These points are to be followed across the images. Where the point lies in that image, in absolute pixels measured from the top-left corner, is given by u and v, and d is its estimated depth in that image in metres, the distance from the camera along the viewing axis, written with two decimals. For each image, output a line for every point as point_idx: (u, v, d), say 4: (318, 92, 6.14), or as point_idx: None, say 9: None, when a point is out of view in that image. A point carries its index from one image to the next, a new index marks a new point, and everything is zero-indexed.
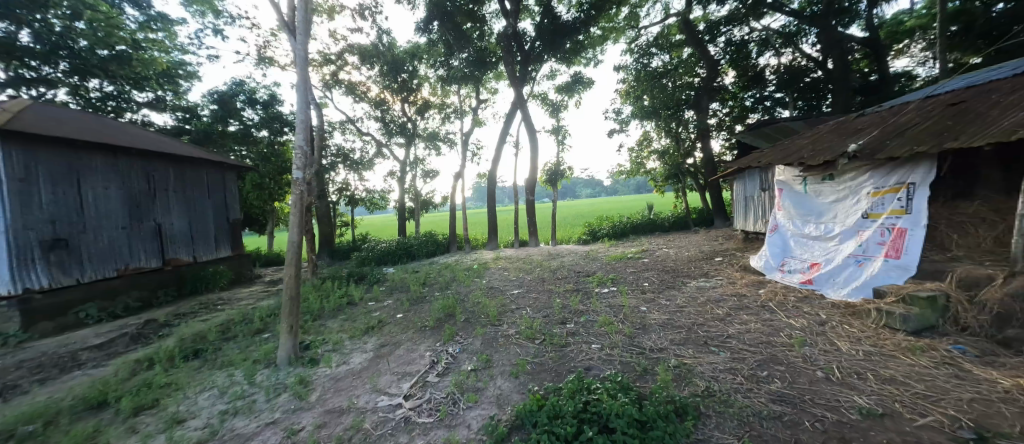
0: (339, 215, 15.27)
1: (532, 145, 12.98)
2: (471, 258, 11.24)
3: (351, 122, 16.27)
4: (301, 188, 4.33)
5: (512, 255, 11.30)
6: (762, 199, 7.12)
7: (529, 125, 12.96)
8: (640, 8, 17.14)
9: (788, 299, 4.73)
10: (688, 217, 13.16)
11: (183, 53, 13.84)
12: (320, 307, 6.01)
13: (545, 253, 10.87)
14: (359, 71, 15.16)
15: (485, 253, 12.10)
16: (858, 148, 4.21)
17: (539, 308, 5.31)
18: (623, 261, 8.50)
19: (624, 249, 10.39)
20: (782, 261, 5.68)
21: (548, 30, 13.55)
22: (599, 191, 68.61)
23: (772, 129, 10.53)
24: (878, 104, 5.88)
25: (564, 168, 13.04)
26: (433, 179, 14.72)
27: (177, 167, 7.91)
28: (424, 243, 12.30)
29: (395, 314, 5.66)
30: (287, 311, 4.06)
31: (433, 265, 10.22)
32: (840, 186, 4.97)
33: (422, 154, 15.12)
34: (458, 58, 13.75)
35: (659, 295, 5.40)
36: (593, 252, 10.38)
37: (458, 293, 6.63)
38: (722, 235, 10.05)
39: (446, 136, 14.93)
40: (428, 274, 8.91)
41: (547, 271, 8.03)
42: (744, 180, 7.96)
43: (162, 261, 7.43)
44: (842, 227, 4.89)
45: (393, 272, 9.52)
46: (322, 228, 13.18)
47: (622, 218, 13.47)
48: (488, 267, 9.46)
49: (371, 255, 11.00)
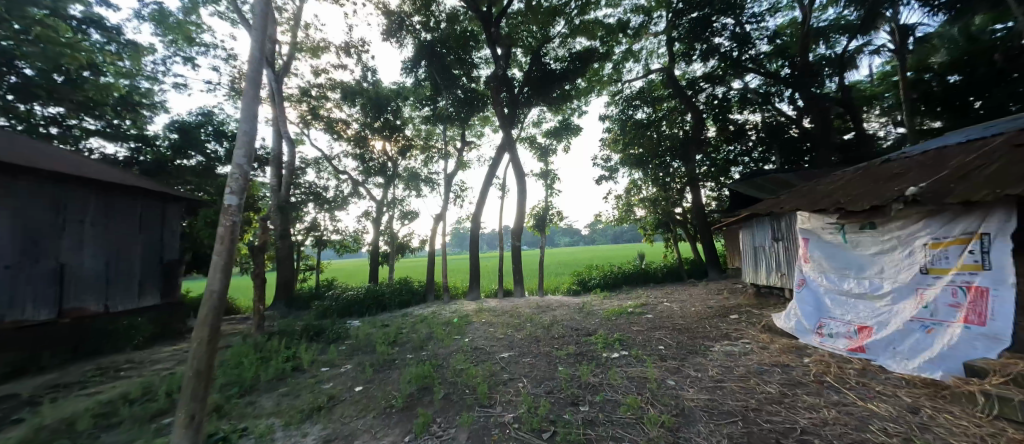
0: (303, 258, 13.78)
1: (520, 189, 12.35)
2: (451, 309, 9.97)
3: (326, 159, 15.37)
4: (235, 218, 3.24)
5: (496, 307, 10.11)
6: (778, 250, 6.48)
7: (517, 167, 12.43)
8: (623, 64, 17.82)
9: (847, 372, 3.86)
10: (682, 267, 12.50)
11: (148, 81, 12.95)
12: (255, 376, 4.66)
13: (533, 305, 9.78)
14: (339, 108, 14.57)
15: (466, 304, 10.84)
16: (918, 190, 3.61)
17: (539, 380, 4.20)
18: (625, 317, 7.53)
19: (619, 301, 9.47)
20: (819, 323, 4.88)
21: (536, 77, 13.56)
22: (579, 239, 68.68)
23: (765, 180, 10.38)
24: (899, 151, 5.50)
25: (552, 213, 12.37)
26: (411, 221, 13.69)
27: (103, 195, 6.65)
28: (397, 291, 10.98)
29: (353, 387, 4.39)
30: (187, 394, 2.82)
31: (406, 318, 8.89)
32: (885, 235, 4.34)
33: (401, 194, 14.21)
34: (444, 99, 13.44)
35: (684, 363, 4.44)
36: (587, 305, 9.38)
37: (435, 357, 5.41)
38: (724, 288, 9.33)
39: (428, 177, 14.16)
40: (400, 329, 7.60)
41: (540, 327, 6.94)
42: (752, 229, 7.38)
43: (57, 312, 5.93)
44: (893, 284, 4.19)
45: (359, 325, 8.14)
46: (282, 271, 11.69)
47: (613, 267, 12.68)
48: (470, 321, 8.25)
49: (334, 304, 9.58)
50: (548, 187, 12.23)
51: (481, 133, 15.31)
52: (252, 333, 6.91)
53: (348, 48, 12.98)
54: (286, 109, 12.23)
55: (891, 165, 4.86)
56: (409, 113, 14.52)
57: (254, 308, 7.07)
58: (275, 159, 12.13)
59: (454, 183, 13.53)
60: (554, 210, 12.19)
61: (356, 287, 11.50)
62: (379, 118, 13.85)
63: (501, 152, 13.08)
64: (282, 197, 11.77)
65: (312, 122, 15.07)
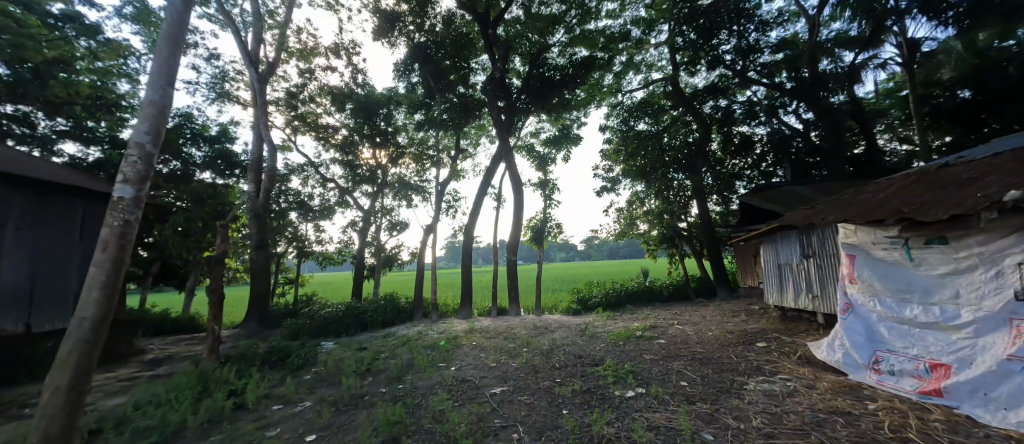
0: (283, 270, 12.81)
1: (516, 199, 11.58)
2: (438, 330, 8.99)
3: (313, 166, 14.55)
4: (127, 208, 3.39)
5: (488, 327, 9.16)
6: (813, 269, 5.68)
7: (514, 177, 11.68)
8: (623, 74, 17.37)
9: (934, 427, 3.00)
10: (688, 285, 11.69)
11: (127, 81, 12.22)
12: (181, 419, 3.72)
13: (530, 326, 8.84)
14: (327, 112, 13.81)
15: (456, 323, 9.88)
16: (1019, 194, 2.85)
17: (538, 430, 3.31)
18: (633, 341, 6.66)
19: (625, 323, 8.58)
20: (875, 357, 4.06)
21: (535, 82, 12.91)
22: (575, 255, 67.76)
23: (778, 192, 9.72)
24: (955, 157, 4.78)
25: (550, 226, 11.55)
26: (400, 232, 12.81)
27: (36, 196, 6.03)
28: (381, 308, 9.98)
29: (303, 436, 3.47)
30: None
31: (388, 340, 7.93)
32: (960, 252, 3.53)
33: (390, 203, 13.33)
34: (438, 104, 12.78)
35: (717, 408, 3.58)
36: (590, 326, 8.49)
37: (411, 393, 4.48)
38: (740, 310, 8.51)
39: (419, 187, 13.33)
40: (377, 354, 6.64)
41: (538, 354, 6.02)
42: (777, 245, 6.59)
43: None
44: (975, 314, 3.36)
45: (332, 349, 7.16)
46: (255, 285, 10.71)
47: (615, 284, 11.83)
48: (459, 344, 7.31)
49: (308, 323, 8.59)
50: (546, 198, 11.47)
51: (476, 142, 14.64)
52: (204, 358, 5.95)
53: (338, 49, 12.33)
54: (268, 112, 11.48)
55: (953, 171, 4.13)
56: (401, 119, 13.81)
57: (208, 330, 6.08)
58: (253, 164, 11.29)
59: (446, 192, 12.70)
60: (552, 222, 11.39)
61: (335, 303, 10.51)
62: (368, 123, 13.10)
63: (496, 161, 12.33)
64: (259, 205, 10.93)
65: (299, 127, 14.33)
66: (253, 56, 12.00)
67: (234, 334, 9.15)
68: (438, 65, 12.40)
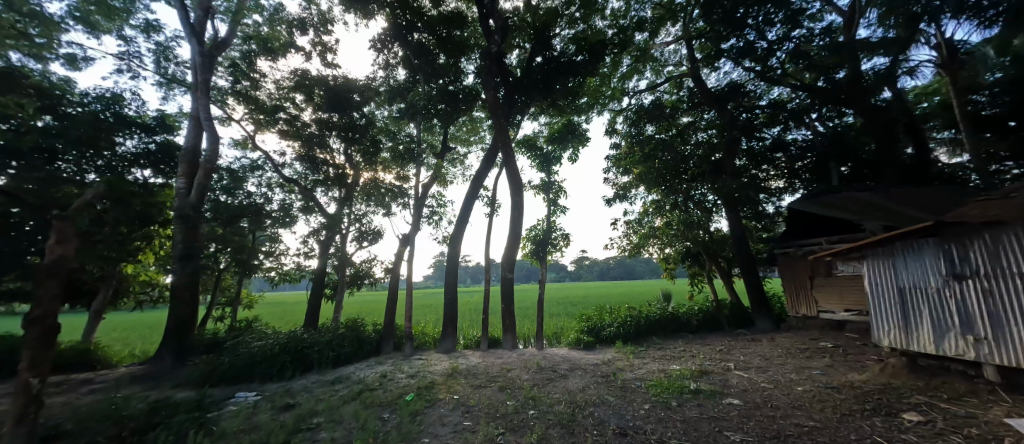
0: (224, 288, 10.42)
1: (514, 204, 9.54)
2: (409, 372, 6.70)
3: (271, 165, 12.34)
4: None
5: (475, 367, 6.89)
6: (981, 294, 3.76)
7: (512, 178, 9.66)
8: (631, 74, 15.74)
9: None
10: (720, 312, 9.65)
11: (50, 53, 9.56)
12: None
13: (532, 368, 6.59)
14: (290, 101, 11.71)
15: (435, 361, 7.62)
16: None
17: None
18: (693, 401, 4.46)
19: (658, 364, 6.44)
20: None
21: (538, 68, 10.98)
22: (566, 275, 65.57)
23: (838, 199, 7.91)
24: None
25: (555, 237, 9.44)
26: (372, 243, 10.59)
27: None
28: (336, 338, 7.65)
29: None
30: None
31: (334, 390, 5.61)
32: None
33: (362, 209, 11.02)
34: (422, 92, 10.84)
35: None
36: (614, 369, 6.30)
37: None
38: (810, 349, 6.46)
39: (397, 189, 11.10)
40: (305, 419, 4.31)
41: (555, 429, 3.78)
42: (894, 261, 4.69)
43: None
44: None
45: (243, 407, 4.82)
46: (175, 308, 8.30)
47: (632, 309, 9.71)
48: (432, 399, 5.00)
49: (227, 362, 6.23)
50: (550, 203, 9.46)
51: (466, 141, 12.73)
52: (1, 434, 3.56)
53: (304, 24, 10.38)
54: (211, 92, 9.36)
55: None
56: (378, 111, 11.76)
57: (15, 386, 3.67)
58: (186, 155, 9.03)
59: (429, 196, 10.52)
60: (558, 232, 9.28)
61: (280, 331, 8.16)
62: (337, 114, 11.06)
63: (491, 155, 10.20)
64: (190, 204, 8.65)
65: (259, 120, 12.21)
66: (197, 29, 9.92)
67: (126, 377, 6.67)
68: (423, 47, 10.56)
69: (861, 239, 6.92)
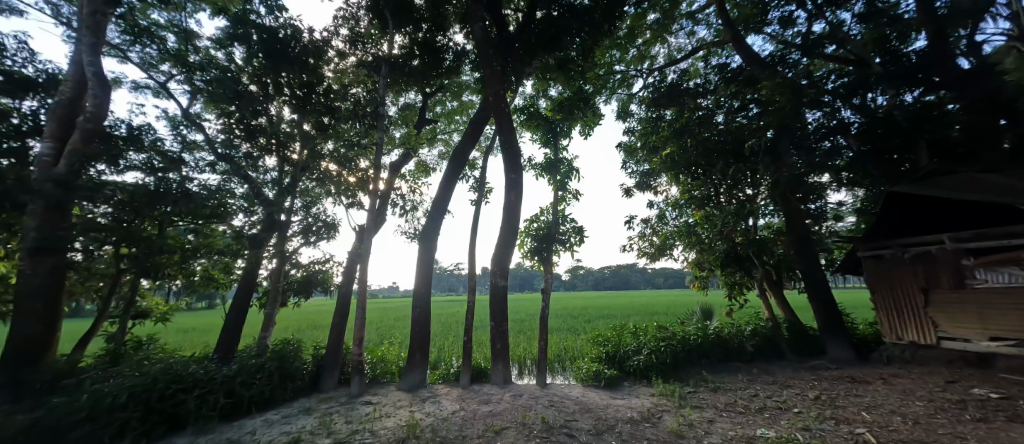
0: (123, 294, 7.87)
1: (511, 185, 7.20)
2: (339, 434, 4.19)
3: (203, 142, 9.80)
4: None
5: (445, 425, 4.40)
6: None
7: (509, 151, 7.33)
8: (648, 50, 13.48)
9: None
10: (779, 334, 7.33)
11: None
12: None
13: (536, 431, 4.12)
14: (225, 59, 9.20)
15: (387, 409, 5.13)
16: None
17: None
18: None
19: (734, 426, 4.06)
20: None
21: (543, 15, 8.43)
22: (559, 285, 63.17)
23: (958, 184, 5.91)
24: None
25: (563, 233, 7.03)
26: (324, 237, 8.18)
27: None
28: (244, 369, 5.20)
29: None
30: None
31: None
32: None
33: (312, 195, 8.60)
34: (392, 44, 8.40)
35: None
36: (666, 435, 3.89)
37: None
38: (968, 403, 4.14)
39: (360, 173, 8.70)
40: None
41: None
42: None
43: None
44: None
45: None
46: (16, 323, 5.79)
47: (662, 329, 7.36)
48: None
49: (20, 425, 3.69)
50: (557, 187, 7.11)
51: (450, 118, 10.39)
52: None
53: None
54: (98, 26, 6.87)
55: None
56: (338, 74, 9.27)
57: None
58: (54, 108, 6.50)
59: (401, 178, 8.17)
60: (568, 224, 6.92)
61: (168, 358, 5.64)
62: (283, 76, 8.63)
63: (479, 123, 7.77)
64: (52, 176, 6.10)
65: (191, 86, 9.76)
66: None
67: None
68: None
69: (1010, 237, 5.20)
